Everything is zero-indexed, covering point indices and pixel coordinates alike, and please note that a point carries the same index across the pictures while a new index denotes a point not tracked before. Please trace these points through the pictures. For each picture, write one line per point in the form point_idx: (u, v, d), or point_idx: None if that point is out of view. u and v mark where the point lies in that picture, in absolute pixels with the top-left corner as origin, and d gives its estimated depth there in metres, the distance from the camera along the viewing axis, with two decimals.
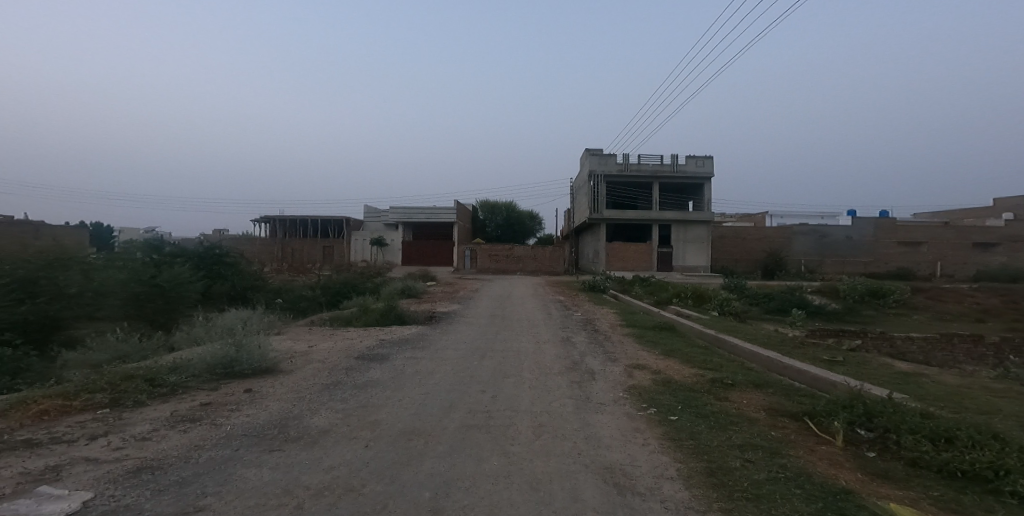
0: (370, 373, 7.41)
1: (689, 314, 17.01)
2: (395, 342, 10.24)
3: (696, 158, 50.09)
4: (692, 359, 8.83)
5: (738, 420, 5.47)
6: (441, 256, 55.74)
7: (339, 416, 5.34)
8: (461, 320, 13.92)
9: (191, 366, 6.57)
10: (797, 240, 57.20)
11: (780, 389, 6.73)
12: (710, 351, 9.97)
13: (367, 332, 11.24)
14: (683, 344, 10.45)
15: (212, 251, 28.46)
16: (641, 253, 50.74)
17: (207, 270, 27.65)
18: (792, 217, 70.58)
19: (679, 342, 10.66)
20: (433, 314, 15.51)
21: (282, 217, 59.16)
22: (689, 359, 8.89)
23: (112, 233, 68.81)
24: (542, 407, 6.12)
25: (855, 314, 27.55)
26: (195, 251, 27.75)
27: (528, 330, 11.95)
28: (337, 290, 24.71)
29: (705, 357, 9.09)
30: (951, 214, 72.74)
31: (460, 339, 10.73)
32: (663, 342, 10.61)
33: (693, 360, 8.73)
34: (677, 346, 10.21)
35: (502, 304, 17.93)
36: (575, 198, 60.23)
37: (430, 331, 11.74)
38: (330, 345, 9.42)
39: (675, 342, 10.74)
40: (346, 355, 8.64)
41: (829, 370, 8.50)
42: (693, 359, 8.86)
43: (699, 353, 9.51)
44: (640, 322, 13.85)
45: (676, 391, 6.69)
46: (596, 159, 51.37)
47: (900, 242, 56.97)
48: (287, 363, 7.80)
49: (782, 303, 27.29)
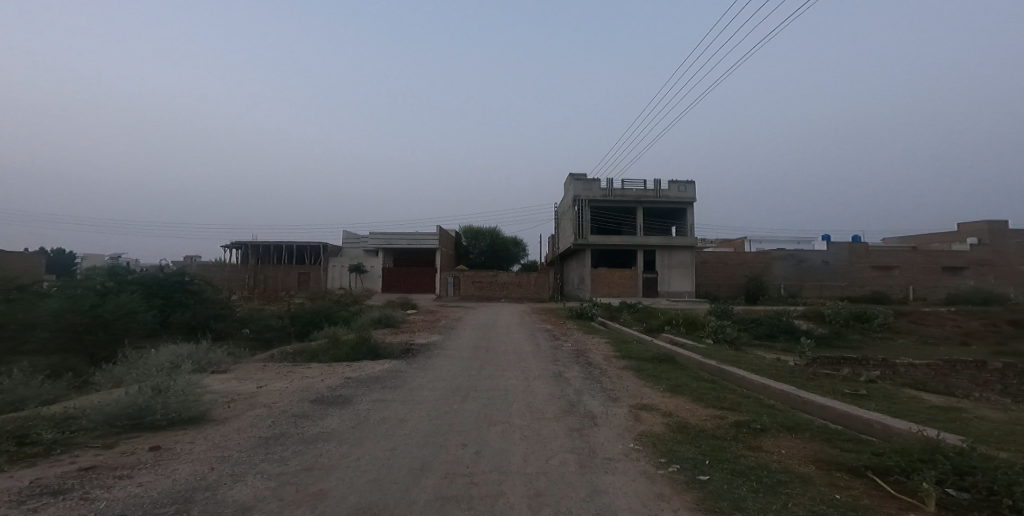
0: (324, 422, 6.11)
1: (684, 343, 16.01)
2: (362, 380, 8.90)
3: (678, 183, 50.38)
4: (704, 397, 7.72)
5: (786, 478, 4.36)
6: (422, 283, 54.10)
7: (270, 485, 4.05)
8: (440, 353, 12.59)
9: (87, 419, 5.20)
10: (778, 264, 57.54)
11: (818, 434, 5.65)
12: (720, 386, 8.93)
13: (330, 369, 9.85)
14: (688, 378, 9.37)
15: (174, 278, 26.58)
16: (627, 279, 50.06)
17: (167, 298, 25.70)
18: (770, 242, 71.43)
19: (684, 376, 9.58)
20: (410, 346, 14.14)
21: (255, 242, 56.89)
22: (701, 396, 7.77)
23: (74, 259, 65.57)
24: (536, 467, 4.87)
25: (845, 339, 27.02)
26: (155, 278, 25.85)
27: (515, 365, 10.70)
28: (309, 319, 23.04)
29: (717, 394, 8.01)
30: (920, 239, 74.81)
31: (439, 376, 9.41)
32: (667, 377, 9.50)
33: (705, 398, 7.62)
34: (683, 380, 9.12)
35: (486, 335, 16.70)
36: (559, 224, 59.75)
37: (405, 366, 10.42)
38: (283, 386, 8.05)
39: (679, 375, 9.66)
40: (300, 399, 7.29)
41: (859, 406, 7.49)
42: (705, 396, 7.76)
43: (709, 389, 8.44)
44: (637, 353, 12.75)
45: (697, 440, 5.53)
46: (580, 184, 51.24)
47: (875, 267, 57.87)
48: (222, 410, 6.44)
49: (772, 329, 26.60)
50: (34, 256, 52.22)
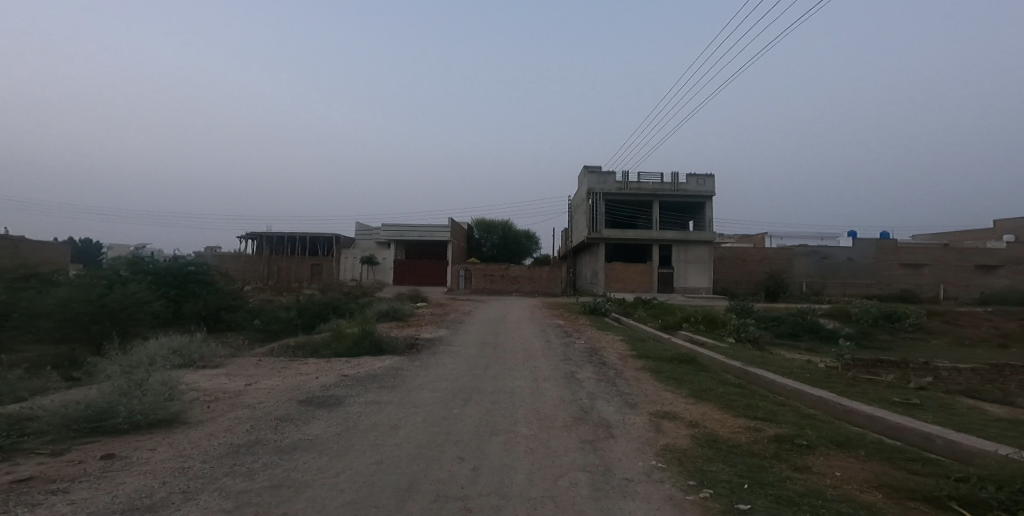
0: (310, 427, 5.53)
1: (705, 342, 15.13)
2: (359, 378, 8.34)
3: (697, 177, 48.98)
4: (733, 405, 6.92)
5: (847, 509, 3.59)
6: (434, 276, 53.71)
7: (226, 506, 3.43)
8: (446, 349, 11.93)
9: (43, 421, 4.71)
10: (800, 261, 55.72)
11: (874, 452, 4.84)
12: (749, 391, 8.11)
13: (327, 366, 9.26)
14: (712, 382, 8.56)
15: (185, 268, 26.54)
16: (642, 274, 48.95)
17: (178, 288, 25.69)
18: (792, 238, 69.43)
19: (708, 379, 8.78)
20: (415, 341, 13.53)
21: (269, 234, 57.02)
22: (730, 403, 6.97)
23: (98, 249, 67.00)
24: (542, 489, 4.18)
25: (873, 339, 25.75)
26: (166, 267, 25.83)
27: (524, 364, 10.02)
28: (316, 312, 22.63)
29: (747, 400, 7.20)
30: (950, 236, 71.96)
31: (442, 376, 8.78)
32: (689, 380, 8.71)
33: (735, 406, 6.81)
34: (707, 384, 8.32)
35: (495, 330, 16.06)
36: (573, 217, 58.77)
37: (407, 363, 9.84)
38: (274, 384, 7.53)
39: (703, 378, 8.86)
40: (289, 399, 6.73)
41: (912, 416, 6.62)
42: (734, 403, 6.96)
43: (738, 395, 7.63)
44: (654, 352, 11.96)
45: (732, 459, 4.76)
46: (595, 177, 50.16)
47: (902, 265, 55.66)
48: (201, 410, 5.91)
49: (794, 328, 25.46)
50: (58, 246, 53.30)
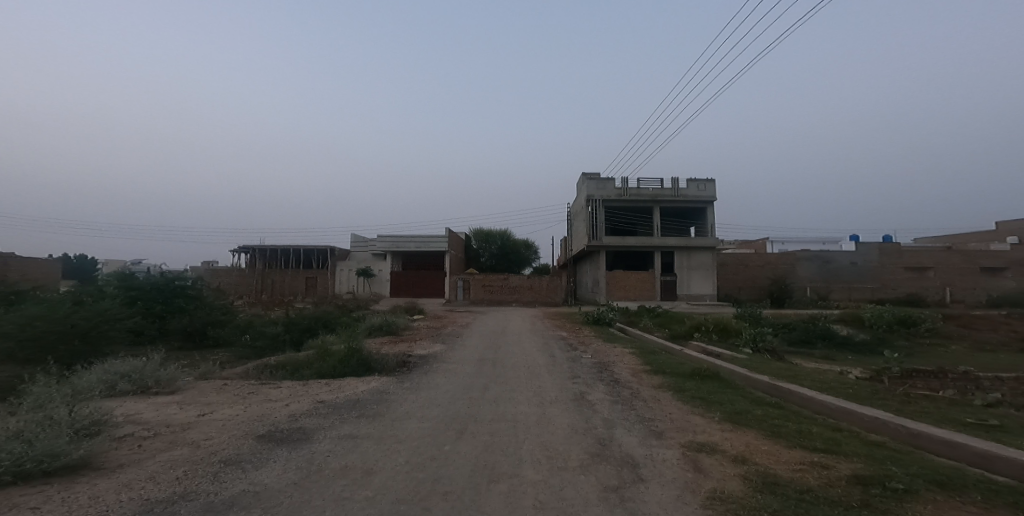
0: (259, 471, 4.43)
1: (720, 353, 13.98)
2: (337, 405, 7.23)
3: (697, 181, 48.16)
4: (780, 431, 5.80)
5: None
6: (431, 287, 52.47)
7: None
8: (439, 368, 10.75)
9: None
10: (803, 266, 54.73)
11: (994, 497, 3.69)
12: (791, 412, 6.98)
13: (302, 390, 8.12)
14: (745, 402, 7.44)
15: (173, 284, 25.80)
16: (644, 282, 47.82)
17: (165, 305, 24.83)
18: (793, 243, 68.44)
19: (741, 399, 7.63)
20: (407, 358, 12.37)
21: (262, 247, 55.79)
22: (777, 430, 5.84)
23: (92, 265, 65.91)
24: None
25: (890, 345, 24.57)
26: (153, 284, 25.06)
27: (528, 384, 8.89)
28: (306, 326, 21.37)
29: (795, 426, 6.07)
30: (953, 238, 71.01)
31: (434, 400, 7.64)
32: (719, 401, 7.58)
33: (784, 434, 5.68)
34: (741, 405, 7.18)
35: (494, 344, 14.92)
36: (572, 224, 57.82)
37: (395, 385, 8.70)
38: (233, 414, 6.42)
39: (735, 397, 7.71)
40: (245, 433, 5.63)
41: (999, 441, 5.49)
42: (782, 430, 5.83)
43: (780, 417, 6.52)
44: (671, 367, 10.80)
45: (810, 509, 3.62)
46: (594, 184, 49.26)
47: (907, 268, 54.65)
48: (129, 450, 4.80)
49: (808, 335, 24.27)
50: (47, 263, 52.14)
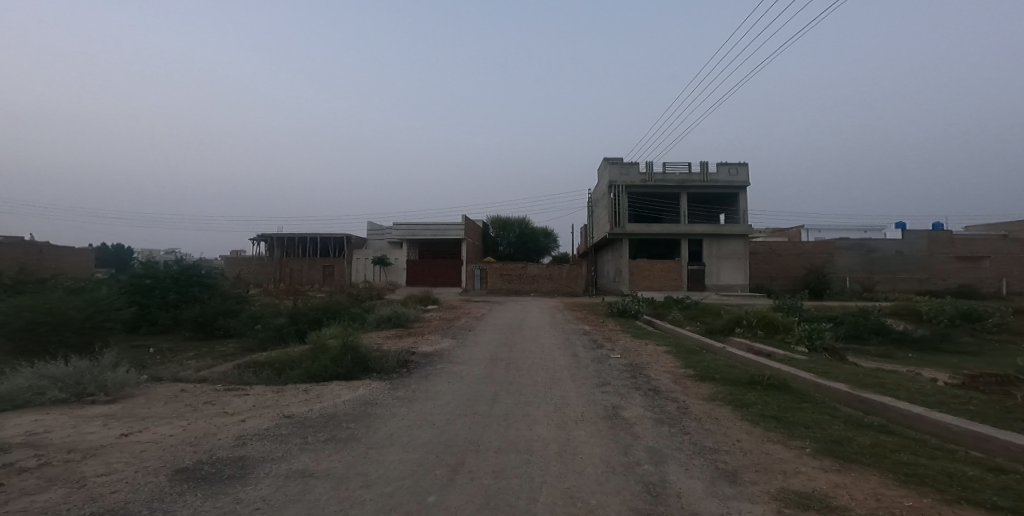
0: None
1: (772, 353, 12.01)
2: (306, 422, 5.74)
3: (728, 165, 45.33)
4: (919, 475, 4.01)
5: None
6: (448, 276, 51.26)
7: None
8: (444, 371, 9.16)
9: None
10: (842, 255, 51.42)
11: None
12: (912, 440, 5.15)
13: (273, 399, 6.70)
14: (839, 425, 5.64)
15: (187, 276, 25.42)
16: (670, 272, 45.51)
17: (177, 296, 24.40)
18: (830, 232, 64.71)
19: (832, 420, 5.83)
20: (409, 357, 10.87)
21: (280, 235, 55.45)
22: (913, 474, 4.04)
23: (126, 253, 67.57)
24: None
25: (954, 342, 22.03)
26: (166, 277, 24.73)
27: (550, 395, 7.21)
28: (313, 317, 20.18)
29: (935, 465, 4.26)
30: (1007, 226, 66.02)
31: (430, 418, 6.05)
32: (803, 423, 5.81)
33: (926, 480, 3.90)
34: (838, 430, 5.39)
35: (510, 340, 13.31)
36: (593, 212, 55.59)
37: (385, 395, 7.15)
38: (165, 434, 5.02)
39: (822, 418, 5.90)
40: (162, 467, 4.19)
41: None
42: (920, 474, 4.03)
43: (903, 450, 4.72)
44: (720, 372, 8.98)
45: None
46: (617, 169, 46.84)
47: (957, 257, 50.72)
48: None
49: (859, 331, 21.90)
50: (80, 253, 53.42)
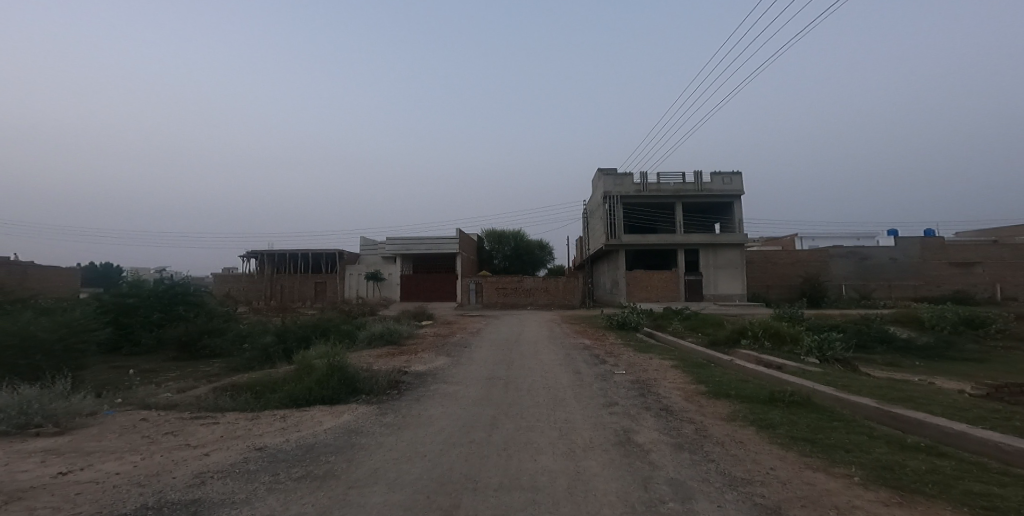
0: None
1: (784, 365, 11.41)
2: (279, 454, 5.01)
3: (722, 175, 45.28)
4: (996, 507, 3.45)
5: None
6: (443, 290, 50.51)
7: None
8: (437, 392, 8.45)
9: None
10: (837, 263, 51.33)
11: None
12: (967, 464, 4.59)
13: (247, 427, 5.98)
14: (882, 448, 5.06)
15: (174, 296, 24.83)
16: (667, 282, 45.04)
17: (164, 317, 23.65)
18: (824, 240, 64.78)
19: (871, 442, 5.25)
20: (401, 377, 10.18)
21: (271, 252, 54.51)
22: (990, 507, 3.47)
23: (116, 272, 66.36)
24: None
25: (958, 349, 21.63)
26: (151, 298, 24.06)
27: (555, 419, 6.54)
28: (302, 334, 19.40)
29: (1007, 495, 3.70)
30: (998, 231, 66.39)
31: (423, 449, 5.36)
32: (841, 447, 5.22)
33: (1006, 513, 3.34)
34: (883, 455, 4.81)
35: (508, 357, 12.65)
36: (588, 223, 55.25)
37: (372, 422, 6.45)
38: (110, 472, 4.29)
39: (861, 440, 5.31)
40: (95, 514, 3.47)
41: None
42: (998, 506, 3.46)
43: (964, 478, 4.15)
44: (735, 387, 8.38)
45: None
46: (611, 180, 46.62)
47: (951, 263, 50.78)
48: None
49: (862, 340, 21.49)
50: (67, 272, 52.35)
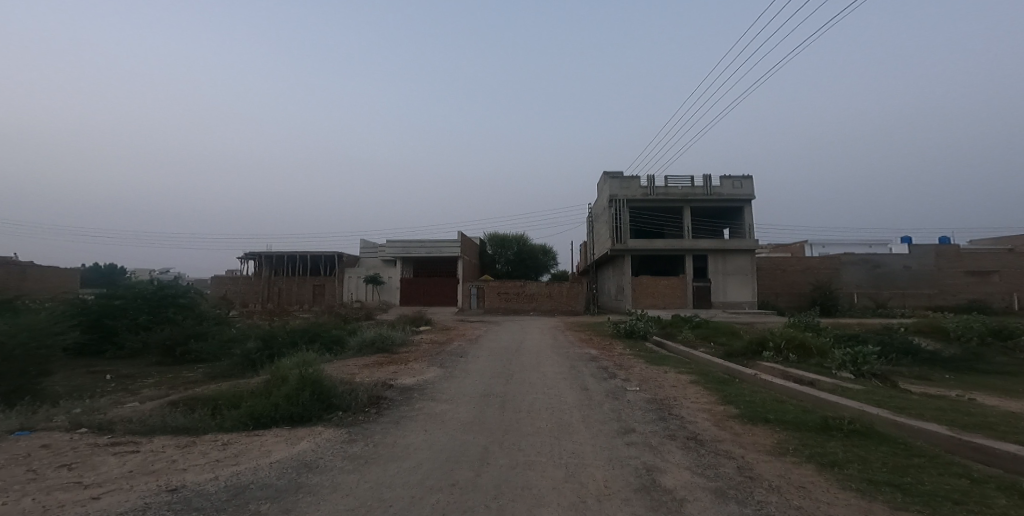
0: None
1: (817, 380, 10.11)
2: (192, 500, 3.77)
3: (732, 178, 44.02)
4: None
5: None
6: (443, 295, 49.34)
7: None
8: (421, 413, 7.22)
9: None
10: (849, 270, 49.77)
11: None
12: None
13: (171, 458, 4.78)
14: (1000, 498, 3.83)
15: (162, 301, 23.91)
16: (675, 289, 43.66)
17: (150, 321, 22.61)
18: (834, 247, 63.25)
19: (982, 491, 4.00)
20: (384, 392, 8.93)
21: (269, 254, 53.56)
22: None
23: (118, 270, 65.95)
24: None
25: (989, 362, 20.18)
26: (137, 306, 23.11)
27: (561, 453, 5.26)
28: (289, 339, 18.22)
29: None
30: (1013, 240, 64.68)
31: (389, 497, 4.09)
32: (943, 495, 3.97)
33: None
34: (1009, 508, 3.59)
35: (506, 369, 11.39)
36: (593, 228, 53.99)
37: (332, 453, 5.20)
38: None
39: (968, 488, 4.07)
40: None
41: None
42: None
43: None
44: (775, 410, 7.09)
45: None
46: (617, 183, 45.43)
47: (967, 272, 49.16)
48: None
49: (886, 351, 20.05)
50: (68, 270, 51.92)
